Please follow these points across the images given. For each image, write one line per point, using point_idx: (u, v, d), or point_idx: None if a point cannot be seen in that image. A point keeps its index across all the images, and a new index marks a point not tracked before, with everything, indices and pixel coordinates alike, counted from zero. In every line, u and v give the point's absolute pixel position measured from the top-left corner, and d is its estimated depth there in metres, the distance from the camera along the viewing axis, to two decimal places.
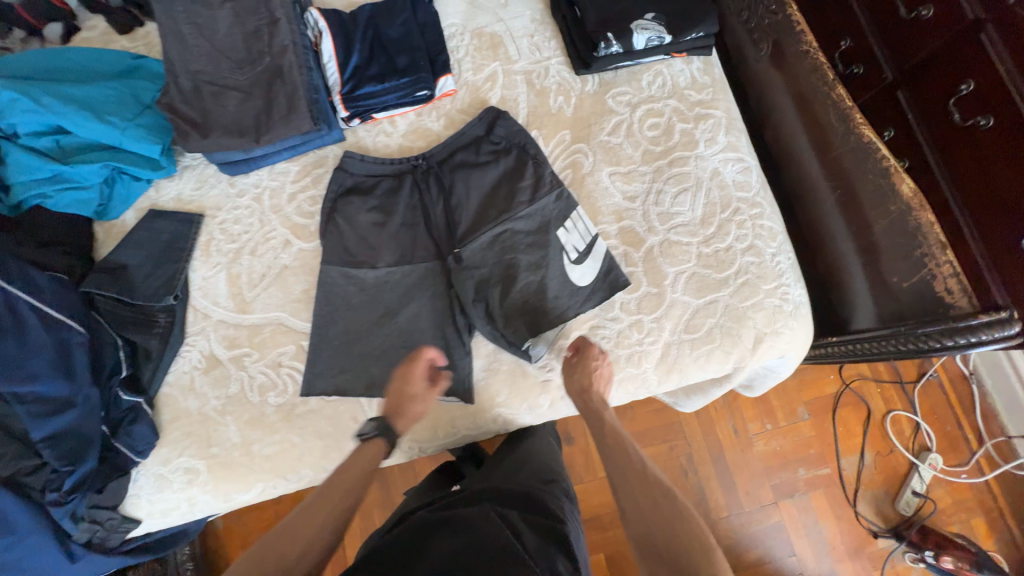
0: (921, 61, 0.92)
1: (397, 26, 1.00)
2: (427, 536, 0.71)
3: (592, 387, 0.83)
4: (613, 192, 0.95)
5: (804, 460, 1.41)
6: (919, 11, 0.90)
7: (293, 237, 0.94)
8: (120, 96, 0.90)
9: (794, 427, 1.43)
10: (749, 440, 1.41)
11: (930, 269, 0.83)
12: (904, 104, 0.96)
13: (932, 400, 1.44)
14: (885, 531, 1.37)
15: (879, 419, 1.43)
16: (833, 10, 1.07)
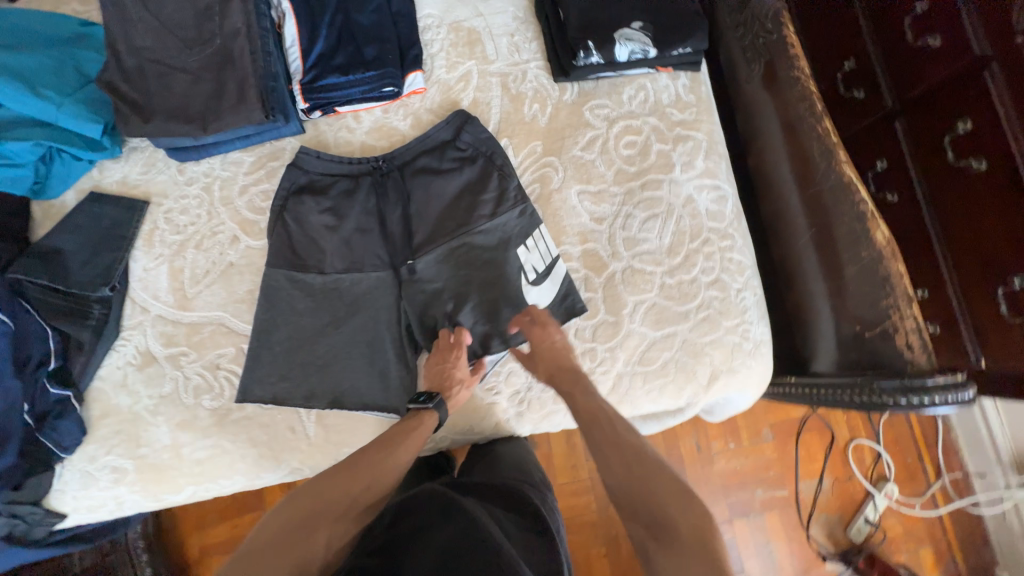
0: (925, 92, 0.80)
1: (369, 13, 0.92)
2: (405, 526, 0.62)
3: (560, 364, 0.75)
4: (580, 212, 0.91)
5: (763, 481, 1.39)
6: (926, 39, 0.78)
7: (241, 233, 0.90)
8: (58, 68, 0.84)
9: (757, 447, 1.40)
10: (710, 457, 1.38)
11: (894, 321, 0.81)
12: (899, 135, 0.85)
13: (896, 431, 1.42)
14: (834, 555, 1.37)
15: (841, 446, 1.41)
16: (833, 24, 0.94)
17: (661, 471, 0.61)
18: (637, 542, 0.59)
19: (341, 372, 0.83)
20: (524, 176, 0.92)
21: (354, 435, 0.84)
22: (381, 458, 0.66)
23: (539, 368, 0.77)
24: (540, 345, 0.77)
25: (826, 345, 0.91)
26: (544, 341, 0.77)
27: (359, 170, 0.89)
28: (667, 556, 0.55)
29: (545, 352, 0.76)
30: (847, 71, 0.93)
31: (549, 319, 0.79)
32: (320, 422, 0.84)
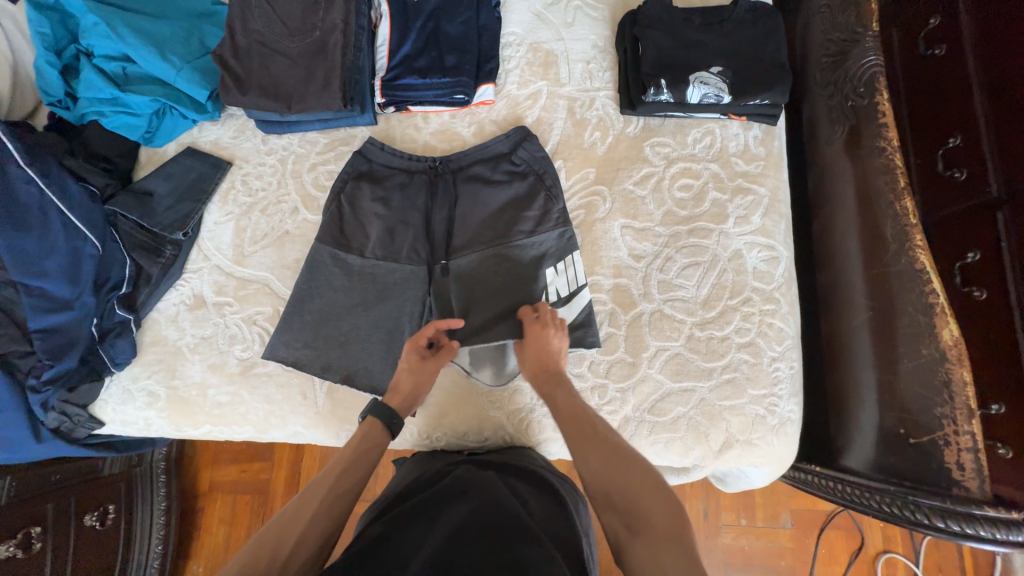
0: None
1: (458, 23, 0.98)
2: (418, 502, 0.67)
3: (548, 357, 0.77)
4: (620, 245, 0.89)
5: (770, 568, 1.26)
6: None
7: (302, 206, 0.97)
8: (186, 38, 0.97)
9: (772, 531, 1.28)
10: (716, 528, 1.29)
11: (945, 434, 0.73)
12: (1000, 227, 0.71)
13: (941, 555, 1.25)
14: None
15: (870, 555, 1.26)
16: (937, 90, 0.82)
17: (637, 469, 0.65)
18: (611, 533, 0.62)
19: (358, 352, 0.87)
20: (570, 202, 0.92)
21: (358, 414, 0.88)
22: (316, 497, 0.67)
23: (525, 362, 0.79)
24: (532, 341, 0.78)
25: (863, 440, 0.83)
26: (539, 338, 0.78)
27: (416, 167, 0.94)
28: (642, 543, 0.58)
29: (535, 349, 0.78)
30: (950, 148, 0.79)
31: (552, 320, 0.80)
32: (330, 395, 0.89)
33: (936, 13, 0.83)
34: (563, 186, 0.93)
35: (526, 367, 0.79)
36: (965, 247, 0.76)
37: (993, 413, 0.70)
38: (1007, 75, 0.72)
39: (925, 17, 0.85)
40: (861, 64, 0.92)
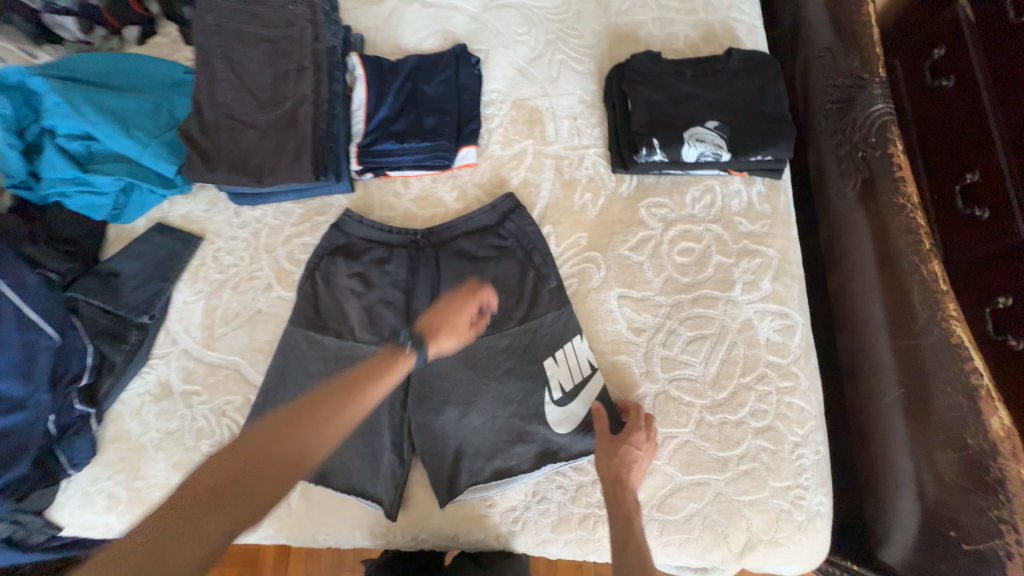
0: None
1: (437, 84, 0.94)
2: None
3: (627, 477, 0.69)
4: (617, 318, 0.82)
5: None
6: None
7: (275, 281, 0.91)
8: (154, 112, 0.93)
9: None
10: None
11: (1005, 542, 0.63)
12: None
13: None
14: None
15: None
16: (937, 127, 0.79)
17: None
18: None
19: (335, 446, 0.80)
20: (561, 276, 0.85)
21: (335, 514, 0.80)
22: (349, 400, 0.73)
23: (604, 464, 0.70)
24: (623, 444, 0.70)
25: (903, 535, 0.74)
26: (625, 445, 0.71)
27: (397, 240, 0.88)
28: None
29: (622, 454, 0.70)
30: (969, 183, 0.73)
31: (643, 426, 0.73)
32: (304, 495, 0.80)
33: (939, 44, 0.80)
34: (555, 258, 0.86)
35: (601, 468, 0.70)
36: (991, 289, 0.69)
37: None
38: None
39: (928, 50, 0.83)
40: (868, 113, 0.85)
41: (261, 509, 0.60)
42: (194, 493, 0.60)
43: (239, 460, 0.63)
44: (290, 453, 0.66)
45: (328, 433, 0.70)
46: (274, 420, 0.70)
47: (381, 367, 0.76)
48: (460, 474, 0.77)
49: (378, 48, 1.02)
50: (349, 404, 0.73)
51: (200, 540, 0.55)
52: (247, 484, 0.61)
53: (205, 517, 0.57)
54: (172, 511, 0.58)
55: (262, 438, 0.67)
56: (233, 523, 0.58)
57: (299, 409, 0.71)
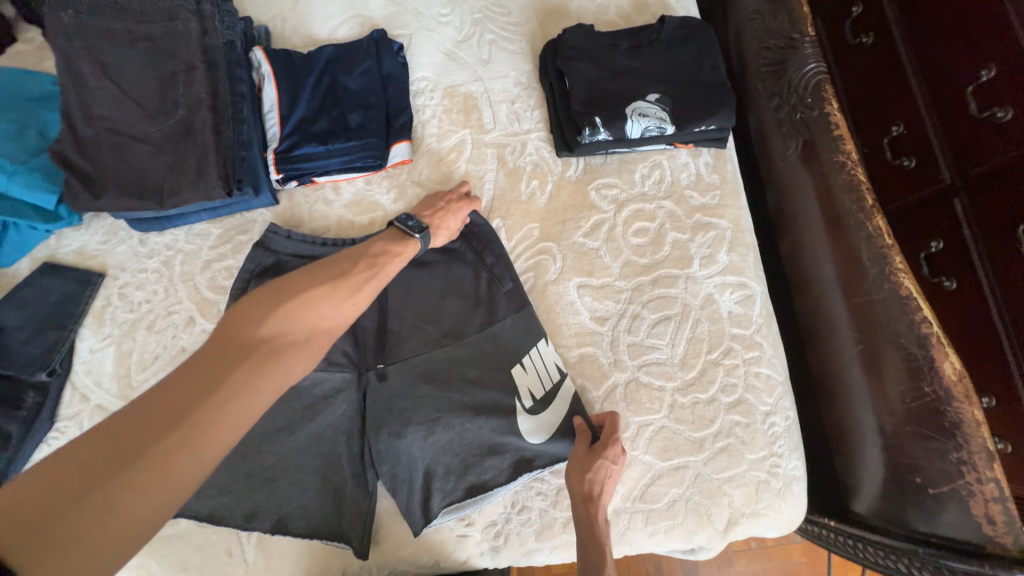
0: (997, 167, 0.61)
1: (358, 76, 0.86)
2: None
3: (598, 495, 0.67)
4: (579, 308, 0.78)
5: None
6: (994, 111, 0.60)
7: (198, 314, 0.80)
8: (17, 133, 0.78)
9: (783, 548, 1.35)
10: (728, 558, 1.33)
11: (967, 482, 0.64)
12: (960, 216, 0.65)
13: None
14: None
15: None
16: (860, 82, 0.79)
17: None
18: None
19: (290, 488, 0.72)
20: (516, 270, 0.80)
21: (298, 563, 0.72)
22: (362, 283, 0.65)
23: (575, 482, 0.68)
24: (602, 461, 0.67)
25: (869, 486, 0.75)
26: (597, 461, 0.68)
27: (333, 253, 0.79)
28: None
29: (596, 469, 0.67)
30: (894, 137, 0.74)
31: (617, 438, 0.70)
32: (261, 547, 0.72)
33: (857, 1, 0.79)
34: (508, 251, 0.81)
35: (574, 486, 0.68)
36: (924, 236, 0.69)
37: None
38: (937, 56, 0.68)
39: (846, 8, 0.81)
40: (802, 74, 0.86)
41: (275, 397, 0.54)
42: (197, 374, 0.51)
43: (246, 348, 0.54)
44: (305, 334, 0.59)
45: (344, 318, 0.63)
46: (276, 301, 0.59)
47: (393, 244, 0.71)
48: (432, 498, 0.71)
49: (286, 41, 0.91)
50: (377, 271, 0.67)
51: (217, 427, 0.48)
52: (259, 361, 0.54)
53: (218, 399, 0.49)
54: (174, 390, 0.49)
55: (269, 324, 0.57)
56: (249, 411, 0.51)
57: (309, 287, 0.62)
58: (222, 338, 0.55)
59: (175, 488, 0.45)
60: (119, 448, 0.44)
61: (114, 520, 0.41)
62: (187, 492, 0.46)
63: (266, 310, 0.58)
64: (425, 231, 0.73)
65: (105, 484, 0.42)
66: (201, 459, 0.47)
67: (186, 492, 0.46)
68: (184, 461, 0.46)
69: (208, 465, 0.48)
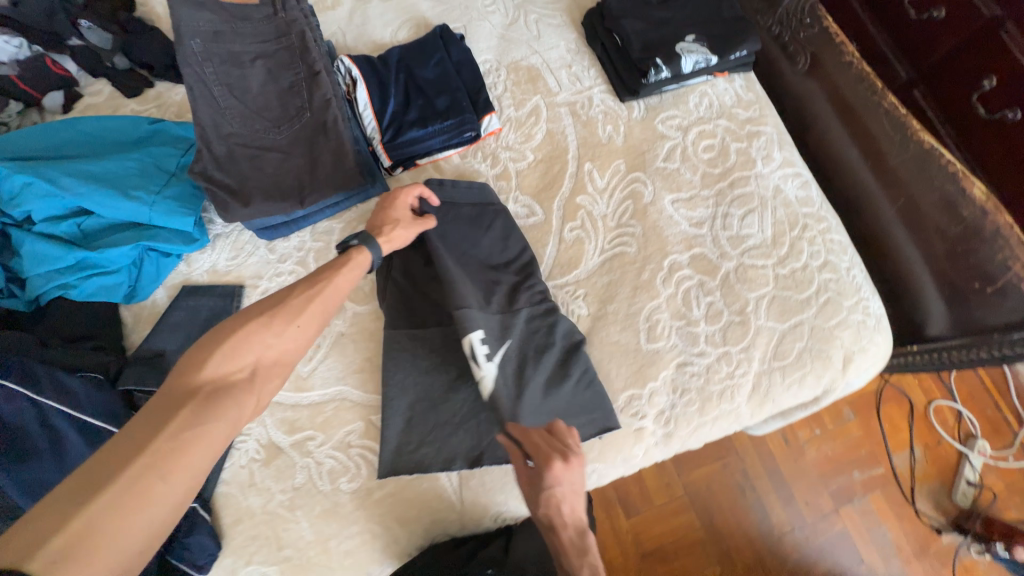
0: (939, 58, 0.97)
1: (432, 66, 0.95)
2: None
3: (556, 524, 0.66)
4: (678, 219, 0.91)
5: (856, 461, 1.28)
6: (930, 12, 0.95)
7: (347, 300, 0.87)
8: (141, 167, 0.82)
9: (842, 429, 1.31)
10: (800, 448, 1.28)
11: (1015, 271, 0.80)
12: (921, 100, 1.02)
13: (968, 383, 1.35)
14: (947, 526, 1.24)
15: (923, 411, 1.33)
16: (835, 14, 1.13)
17: None
18: None
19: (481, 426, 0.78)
20: (459, 266, 0.82)
21: (504, 490, 0.79)
22: (301, 306, 0.64)
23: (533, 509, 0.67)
24: (553, 490, 0.64)
25: (937, 307, 0.93)
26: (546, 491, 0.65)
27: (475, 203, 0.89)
28: None
29: (545, 500, 0.65)
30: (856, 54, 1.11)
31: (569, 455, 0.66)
32: (468, 485, 0.78)
33: None
34: (478, 248, 0.86)
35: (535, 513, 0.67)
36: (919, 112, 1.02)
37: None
38: None
39: None
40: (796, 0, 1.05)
41: (231, 430, 0.55)
42: (149, 420, 0.51)
43: (191, 392, 0.54)
44: (250, 366, 0.60)
45: (288, 349, 0.63)
46: (213, 344, 0.59)
47: (341, 264, 0.71)
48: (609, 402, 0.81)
49: (355, 50, 1.00)
50: (314, 294, 0.66)
51: (176, 461, 0.49)
52: (210, 396, 0.55)
53: (173, 436, 0.50)
54: (129, 438, 0.50)
55: (211, 366, 0.57)
56: (207, 445, 0.52)
57: (246, 322, 0.61)
58: (167, 386, 0.55)
59: (145, 520, 0.46)
60: (78, 493, 0.45)
61: (92, 549, 0.43)
62: (161, 522, 0.48)
63: (206, 354, 0.58)
64: (363, 236, 0.74)
65: (72, 522, 0.43)
66: (167, 491, 0.48)
67: (160, 521, 0.48)
68: (150, 495, 0.47)
69: (177, 497, 0.49)
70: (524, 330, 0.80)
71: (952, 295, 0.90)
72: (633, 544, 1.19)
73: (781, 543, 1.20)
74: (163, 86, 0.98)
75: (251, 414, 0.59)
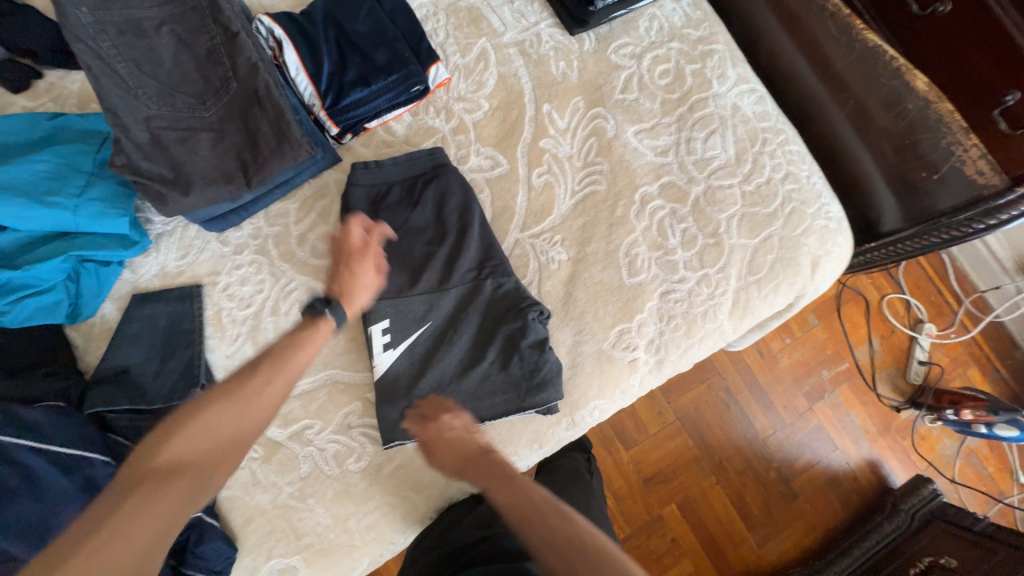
0: None
1: (363, 18, 0.87)
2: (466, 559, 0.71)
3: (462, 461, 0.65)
4: (643, 150, 0.90)
5: (824, 362, 1.38)
6: None
7: (317, 282, 0.81)
8: (53, 169, 0.72)
9: (810, 334, 1.39)
10: (774, 358, 1.37)
11: (958, 156, 0.85)
12: None
13: (915, 275, 1.46)
14: (904, 404, 1.37)
15: (877, 306, 1.43)
16: None
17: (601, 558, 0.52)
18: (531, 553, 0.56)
19: None
20: (386, 250, 0.79)
21: (512, 442, 0.79)
22: (266, 383, 0.59)
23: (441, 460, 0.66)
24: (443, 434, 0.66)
25: (889, 203, 0.97)
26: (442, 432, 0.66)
27: (421, 164, 0.84)
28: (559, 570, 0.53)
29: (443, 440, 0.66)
30: None
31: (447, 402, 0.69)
32: None
33: None
34: (414, 223, 0.82)
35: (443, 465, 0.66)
36: None
37: (1010, 102, 0.77)
38: None
39: None
40: None
41: (178, 518, 0.52)
42: (101, 503, 0.50)
43: (143, 476, 0.51)
44: (206, 449, 0.55)
45: (243, 431, 0.57)
46: (176, 420, 0.55)
47: (299, 333, 0.64)
48: (601, 340, 0.82)
49: (273, 8, 0.90)
50: (279, 371, 0.60)
51: (108, 555, 0.46)
52: (160, 479, 0.52)
53: (113, 525, 0.48)
54: (83, 519, 0.48)
55: (164, 452, 0.53)
56: (147, 535, 0.49)
57: (208, 398, 0.57)
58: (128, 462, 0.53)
59: None
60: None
61: None
62: None
63: (173, 428, 0.54)
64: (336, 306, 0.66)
65: None
66: None
67: None
68: None
69: None
70: (451, 312, 0.78)
71: (898, 189, 0.94)
72: (635, 471, 1.26)
73: (767, 444, 1.31)
74: (57, 76, 0.86)
75: (204, 497, 0.55)
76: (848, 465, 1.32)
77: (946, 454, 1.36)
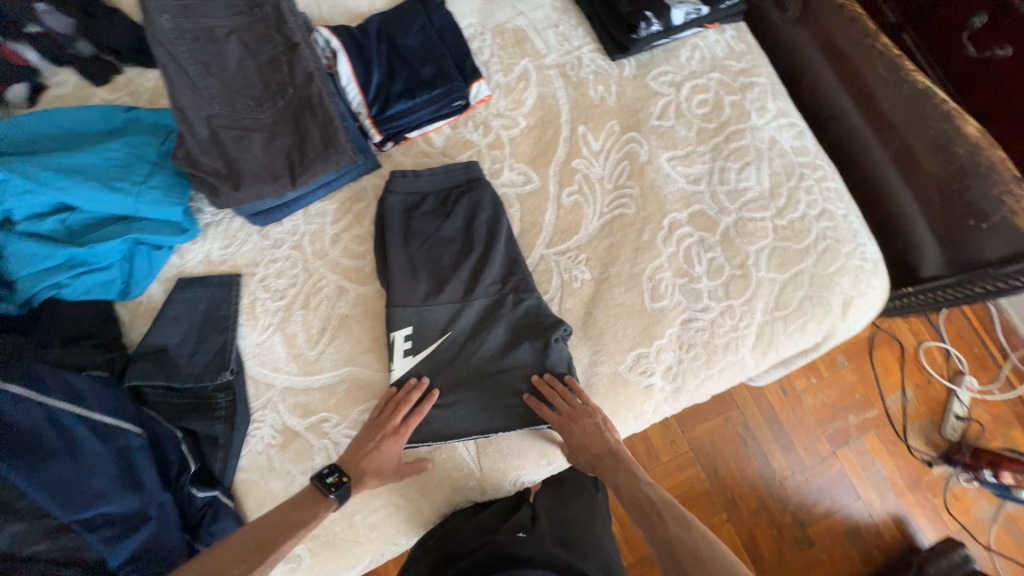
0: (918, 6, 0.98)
1: (414, 34, 0.91)
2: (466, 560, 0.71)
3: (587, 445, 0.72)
4: (675, 177, 0.90)
5: (851, 406, 1.33)
6: None
7: (347, 282, 0.85)
8: (123, 157, 0.78)
9: (838, 375, 1.34)
10: (798, 396, 1.32)
11: (1009, 205, 0.81)
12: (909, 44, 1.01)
13: (956, 324, 1.39)
14: (937, 459, 1.29)
15: (913, 353, 1.37)
16: None
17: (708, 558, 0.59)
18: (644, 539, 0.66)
19: None
20: (416, 256, 0.82)
21: (521, 456, 0.79)
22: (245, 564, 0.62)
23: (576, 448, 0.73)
24: (577, 423, 0.72)
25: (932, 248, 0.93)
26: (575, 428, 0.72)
27: (456, 176, 0.87)
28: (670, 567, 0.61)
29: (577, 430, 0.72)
30: None
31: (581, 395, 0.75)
32: (484, 454, 0.79)
33: None
34: (444, 232, 0.84)
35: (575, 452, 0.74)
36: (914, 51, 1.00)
37: None
38: None
39: None
40: None
41: None
42: None
43: None
44: None
45: None
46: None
47: (301, 508, 0.67)
48: (618, 362, 0.82)
49: (332, 21, 0.96)
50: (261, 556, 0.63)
51: None
52: None
53: None
54: None
55: None
56: None
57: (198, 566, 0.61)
58: None
59: None
60: None
61: None
62: None
63: None
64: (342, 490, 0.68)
65: None
66: None
67: None
68: None
69: None
70: (474, 322, 0.79)
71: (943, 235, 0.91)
72: None
73: (785, 486, 1.26)
74: (133, 72, 0.93)
75: None
76: (870, 517, 1.26)
77: (981, 517, 1.27)
